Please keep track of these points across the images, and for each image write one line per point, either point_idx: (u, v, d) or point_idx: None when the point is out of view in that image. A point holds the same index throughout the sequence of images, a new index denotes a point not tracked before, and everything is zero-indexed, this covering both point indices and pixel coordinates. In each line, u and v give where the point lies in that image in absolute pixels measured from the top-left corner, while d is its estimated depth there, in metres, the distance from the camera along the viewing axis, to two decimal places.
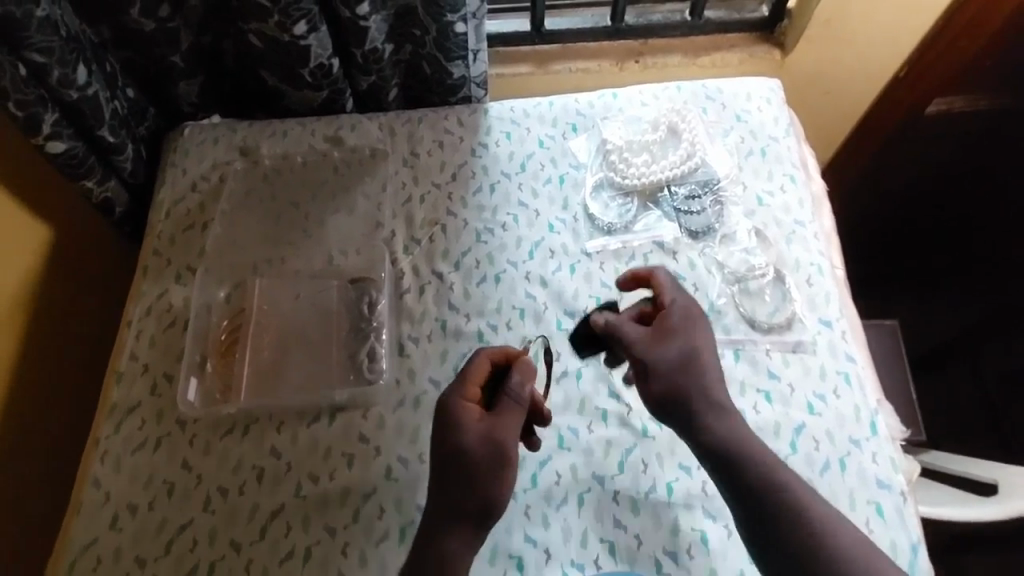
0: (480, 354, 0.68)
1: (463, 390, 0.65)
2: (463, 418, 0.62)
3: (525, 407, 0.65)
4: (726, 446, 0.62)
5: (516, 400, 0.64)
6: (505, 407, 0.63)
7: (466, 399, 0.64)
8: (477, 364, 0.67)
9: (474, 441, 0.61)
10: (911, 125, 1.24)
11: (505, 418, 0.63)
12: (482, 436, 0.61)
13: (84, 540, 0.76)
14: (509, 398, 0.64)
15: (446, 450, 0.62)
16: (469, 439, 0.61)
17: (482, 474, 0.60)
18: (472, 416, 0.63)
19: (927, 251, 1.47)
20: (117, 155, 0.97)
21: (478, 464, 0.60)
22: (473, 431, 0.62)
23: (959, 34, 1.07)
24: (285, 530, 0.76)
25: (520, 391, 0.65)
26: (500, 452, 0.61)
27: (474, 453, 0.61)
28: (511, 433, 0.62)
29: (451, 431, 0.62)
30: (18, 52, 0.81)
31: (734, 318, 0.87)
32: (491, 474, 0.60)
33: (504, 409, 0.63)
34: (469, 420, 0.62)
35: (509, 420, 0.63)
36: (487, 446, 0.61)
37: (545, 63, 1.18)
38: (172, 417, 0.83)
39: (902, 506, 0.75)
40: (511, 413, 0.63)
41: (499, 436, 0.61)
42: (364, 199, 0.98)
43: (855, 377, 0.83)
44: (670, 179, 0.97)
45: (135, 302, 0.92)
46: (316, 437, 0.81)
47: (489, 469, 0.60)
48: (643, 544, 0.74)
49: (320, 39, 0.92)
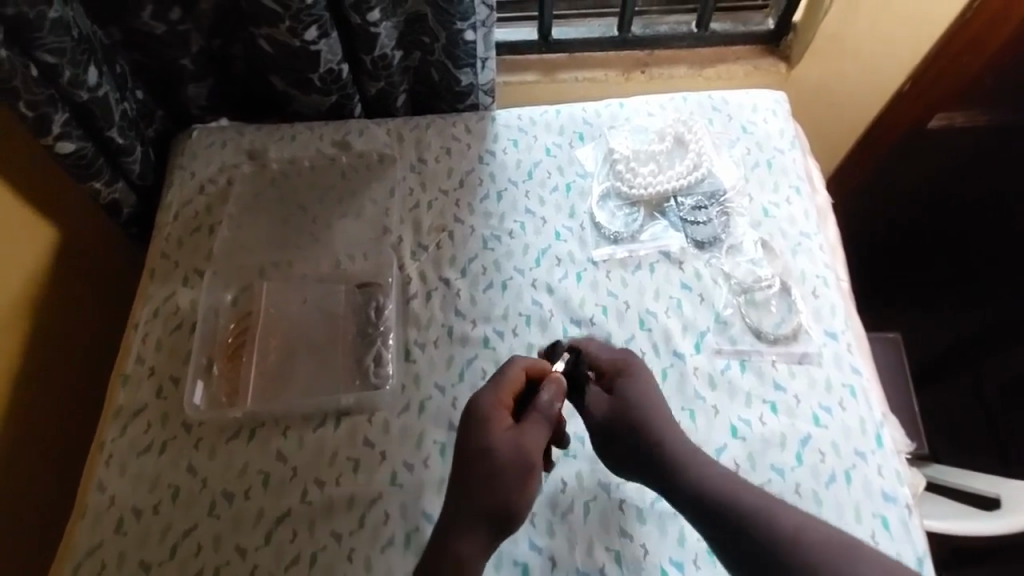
0: (518, 363, 0.69)
1: (499, 398, 0.65)
2: (494, 424, 0.63)
3: (551, 423, 0.66)
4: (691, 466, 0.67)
5: (546, 415, 0.65)
6: (535, 421, 0.64)
7: (500, 404, 0.65)
8: (513, 373, 0.67)
9: (504, 448, 0.62)
10: (913, 140, 1.25)
11: (534, 432, 0.64)
12: (512, 444, 0.62)
13: (89, 543, 0.76)
14: (540, 414, 0.65)
15: (473, 452, 0.63)
16: (498, 444, 0.62)
17: (507, 480, 0.61)
18: (504, 425, 0.64)
19: (928, 264, 1.48)
20: (125, 156, 0.97)
21: (505, 471, 0.62)
22: (503, 438, 0.63)
23: (963, 49, 1.07)
24: (291, 534, 0.76)
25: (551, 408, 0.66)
26: (526, 464, 0.62)
27: (499, 460, 0.62)
28: (538, 449, 0.63)
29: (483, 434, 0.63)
30: (30, 53, 0.81)
31: (740, 329, 0.87)
32: (513, 483, 0.61)
33: (532, 422, 0.64)
34: (498, 427, 0.63)
35: (536, 435, 0.64)
36: (516, 455, 0.62)
37: (552, 72, 1.19)
38: (178, 420, 0.83)
39: (908, 518, 0.75)
40: (540, 428, 0.64)
41: (527, 447, 0.63)
42: (371, 204, 0.98)
43: (860, 389, 0.83)
44: (677, 189, 0.97)
45: (142, 304, 0.91)
46: (322, 441, 0.81)
47: (513, 476, 0.61)
48: (649, 553, 0.74)
49: (331, 44, 0.92)
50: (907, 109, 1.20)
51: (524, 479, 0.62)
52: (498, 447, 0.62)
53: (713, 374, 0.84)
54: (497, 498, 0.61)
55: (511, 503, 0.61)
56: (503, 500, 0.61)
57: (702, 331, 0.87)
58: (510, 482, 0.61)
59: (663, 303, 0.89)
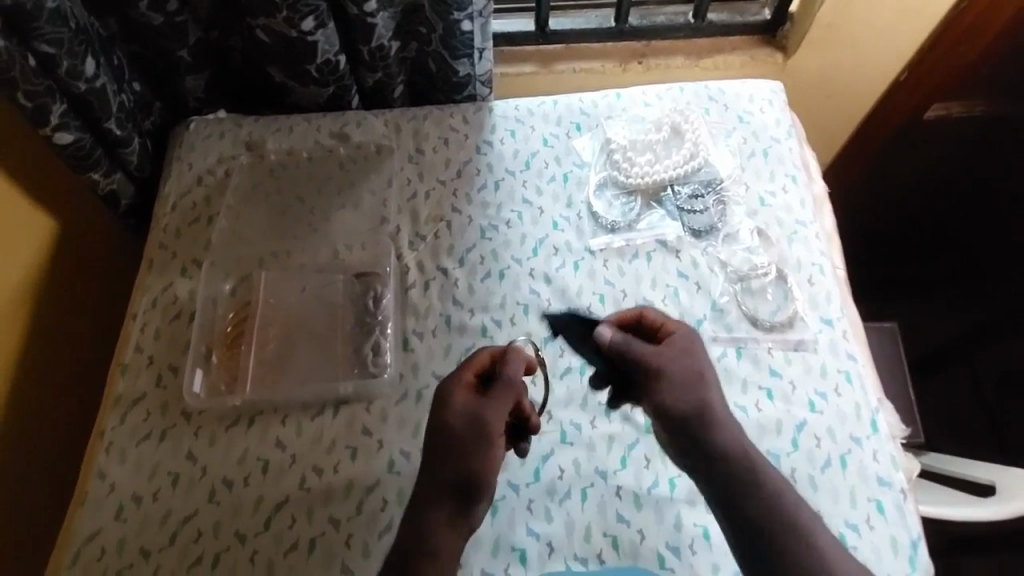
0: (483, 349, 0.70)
1: (459, 375, 0.66)
2: (451, 400, 0.65)
3: (517, 395, 0.66)
4: (731, 462, 0.60)
5: (511, 387, 0.66)
6: (498, 394, 0.65)
7: (464, 384, 0.66)
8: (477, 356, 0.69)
9: (460, 420, 0.63)
10: (909, 129, 1.26)
11: (497, 402, 0.65)
12: (470, 415, 0.64)
13: (89, 530, 0.76)
14: (503, 386, 0.66)
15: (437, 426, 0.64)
16: (455, 417, 0.64)
17: (464, 449, 0.62)
18: (463, 397, 0.65)
19: (924, 255, 1.49)
20: (123, 148, 0.97)
21: (458, 439, 0.63)
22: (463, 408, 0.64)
23: (961, 36, 1.08)
24: (290, 521, 0.76)
25: (516, 379, 0.67)
26: (483, 430, 0.63)
27: (455, 431, 0.63)
28: (499, 420, 0.64)
29: (443, 409, 0.64)
30: (28, 44, 0.82)
31: (736, 317, 0.88)
32: (471, 449, 0.62)
33: (495, 394, 0.65)
34: (456, 401, 0.65)
35: (499, 405, 0.65)
36: (473, 423, 0.63)
37: (549, 63, 1.19)
38: (177, 409, 0.83)
39: (903, 503, 0.76)
40: (503, 400, 0.65)
41: (484, 416, 0.63)
42: (369, 195, 0.98)
43: (855, 375, 0.84)
44: (673, 178, 0.98)
45: (140, 294, 0.92)
46: (321, 429, 0.82)
47: (470, 443, 0.62)
48: (645, 538, 0.75)
49: (328, 35, 0.93)
50: (905, 99, 1.21)
51: (479, 445, 0.62)
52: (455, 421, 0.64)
53: (709, 361, 0.85)
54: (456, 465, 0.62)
55: (470, 468, 0.62)
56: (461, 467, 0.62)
57: (698, 318, 0.88)
58: (469, 449, 0.62)
59: (660, 292, 0.90)
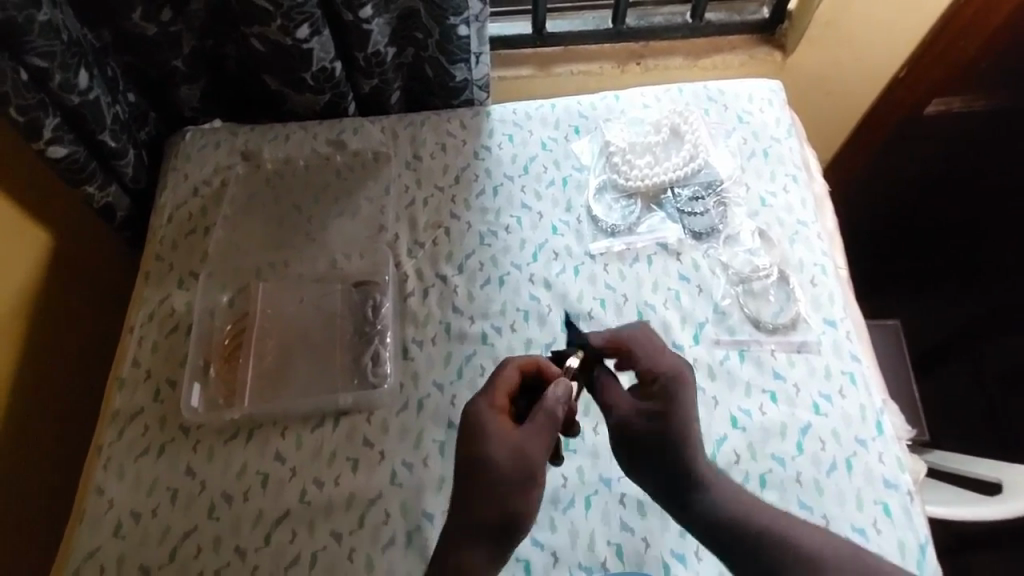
0: (509, 363, 0.67)
1: (492, 400, 0.64)
2: (489, 428, 0.61)
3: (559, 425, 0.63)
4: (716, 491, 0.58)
5: (552, 418, 0.62)
6: (539, 426, 0.62)
7: (496, 410, 0.63)
8: (506, 374, 0.66)
9: (503, 455, 0.60)
10: (911, 125, 1.25)
11: (539, 439, 0.61)
12: (513, 449, 0.60)
13: (87, 548, 0.76)
14: (543, 415, 0.62)
15: (472, 460, 0.60)
16: (497, 453, 0.60)
17: (506, 489, 0.59)
18: (503, 426, 0.62)
19: (927, 252, 1.48)
20: (118, 159, 0.97)
21: (503, 478, 0.59)
22: (503, 445, 0.60)
23: (961, 32, 1.07)
24: (290, 536, 0.75)
25: (559, 409, 0.63)
26: (528, 471, 0.59)
27: (500, 467, 0.59)
28: (543, 455, 0.61)
29: (481, 440, 0.61)
30: (20, 58, 0.81)
31: (738, 319, 0.87)
32: (513, 488, 0.59)
33: (536, 424, 0.62)
34: (493, 430, 0.61)
35: (541, 437, 0.61)
36: (517, 462, 0.59)
37: (546, 66, 1.18)
38: (175, 423, 0.83)
39: (910, 505, 0.75)
40: (545, 432, 0.62)
41: (526, 453, 0.60)
42: (367, 202, 0.98)
43: (860, 377, 0.83)
44: (673, 180, 0.97)
45: (137, 308, 0.91)
46: (321, 441, 0.81)
47: (512, 484, 0.59)
48: (650, 546, 0.74)
49: (323, 42, 0.92)
50: (902, 98, 1.20)
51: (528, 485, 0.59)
52: (498, 456, 0.60)
53: (712, 364, 0.84)
54: (495, 502, 0.58)
55: (511, 510, 0.58)
56: (503, 508, 0.58)
57: (700, 322, 0.87)
58: (509, 491, 0.59)
59: (662, 295, 0.89)
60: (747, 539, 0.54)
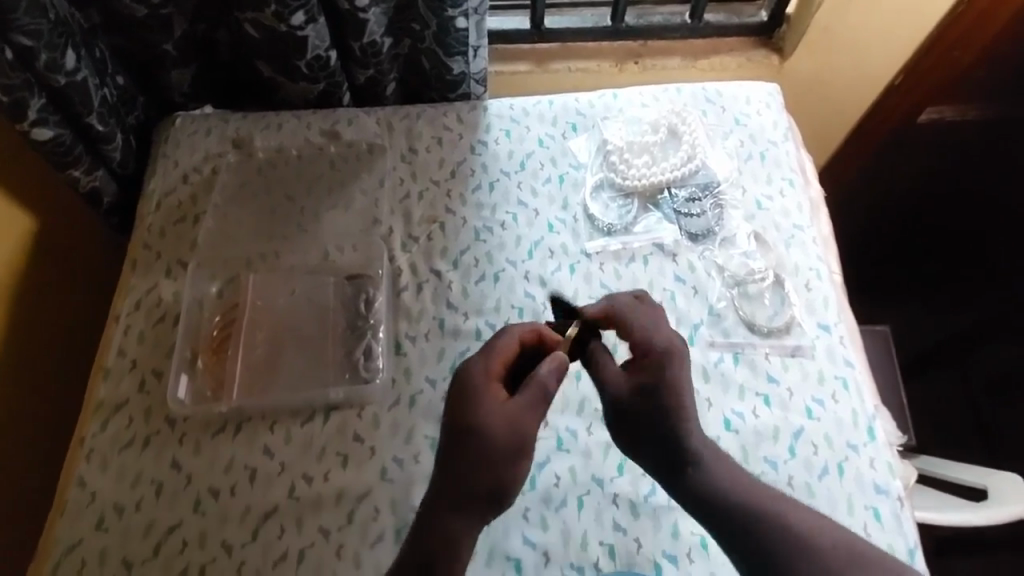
0: (512, 333, 0.66)
1: (489, 367, 0.63)
2: (481, 396, 0.61)
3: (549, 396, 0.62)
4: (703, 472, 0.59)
5: (544, 393, 0.61)
6: (530, 397, 0.61)
7: (492, 377, 0.63)
8: (506, 344, 0.66)
9: (492, 424, 0.60)
10: (904, 131, 1.26)
11: (529, 412, 0.61)
12: (504, 418, 0.60)
13: (69, 541, 0.74)
14: (535, 388, 0.61)
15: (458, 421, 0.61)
16: (487, 422, 0.60)
17: (494, 462, 0.59)
18: (494, 396, 0.61)
19: (915, 259, 1.49)
20: (105, 143, 0.94)
21: (491, 447, 0.59)
22: (493, 407, 0.61)
23: (953, 42, 1.09)
24: (278, 531, 0.74)
25: (550, 383, 0.62)
26: (515, 441, 0.59)
27: (488, 436, 0.59)
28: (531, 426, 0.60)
29: (472, 406, 0.61)
30: (5, 36, 0.79)
31: (733, 322, 0.87)
32: (500, 463, 0.59)
33: (526, 395, 0.61)
34: (484, 398, 0.61)
35: (530, 411, 0.61)
36: (505, 430, 0.59)
37: (544, 62, 1.17)
38: (161, 415, 0.81)
39: (900, 510, 0.75)
40: (534, 403, 0.61)
41: (518, 428, 0.60)
42: (361, 195, 0.96)
43: (853, 383, 0.83)
44: (671, 181, 0.96)
45: (123, 296, 0.89)
46: (311, 436, 0.80)
47: (502, 458, 0.59)
48: (642, 547, 0.73)
49: (318, 30, 0.90)
50: (895, 103, 1.21)
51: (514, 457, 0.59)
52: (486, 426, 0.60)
53: (706, 367, 0.83)
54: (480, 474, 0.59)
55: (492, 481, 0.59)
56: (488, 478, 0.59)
57: (695, 323, 0.86)
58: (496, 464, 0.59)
59: (657, 296, 0.88)
60: (741, 525, 0.56)
